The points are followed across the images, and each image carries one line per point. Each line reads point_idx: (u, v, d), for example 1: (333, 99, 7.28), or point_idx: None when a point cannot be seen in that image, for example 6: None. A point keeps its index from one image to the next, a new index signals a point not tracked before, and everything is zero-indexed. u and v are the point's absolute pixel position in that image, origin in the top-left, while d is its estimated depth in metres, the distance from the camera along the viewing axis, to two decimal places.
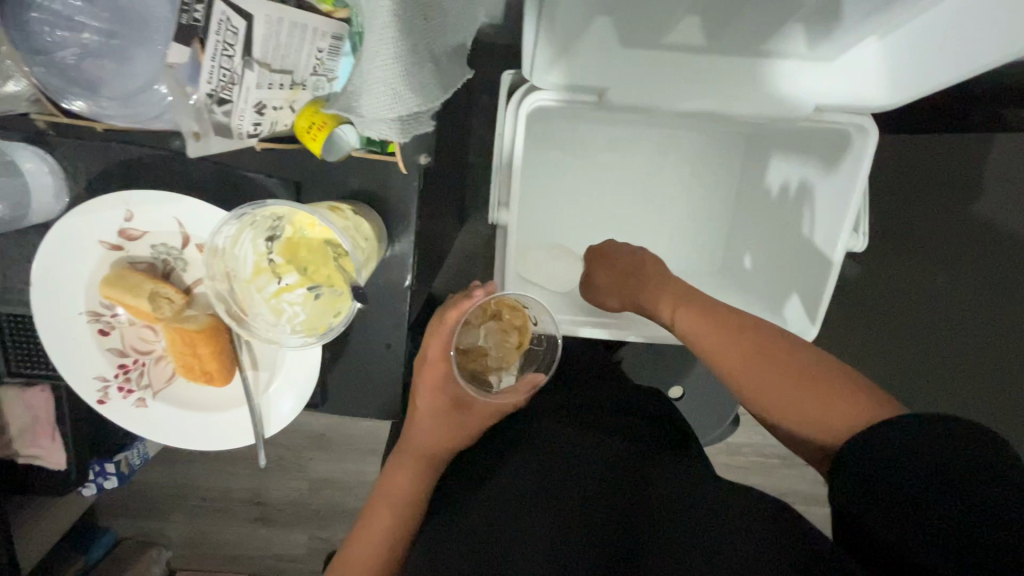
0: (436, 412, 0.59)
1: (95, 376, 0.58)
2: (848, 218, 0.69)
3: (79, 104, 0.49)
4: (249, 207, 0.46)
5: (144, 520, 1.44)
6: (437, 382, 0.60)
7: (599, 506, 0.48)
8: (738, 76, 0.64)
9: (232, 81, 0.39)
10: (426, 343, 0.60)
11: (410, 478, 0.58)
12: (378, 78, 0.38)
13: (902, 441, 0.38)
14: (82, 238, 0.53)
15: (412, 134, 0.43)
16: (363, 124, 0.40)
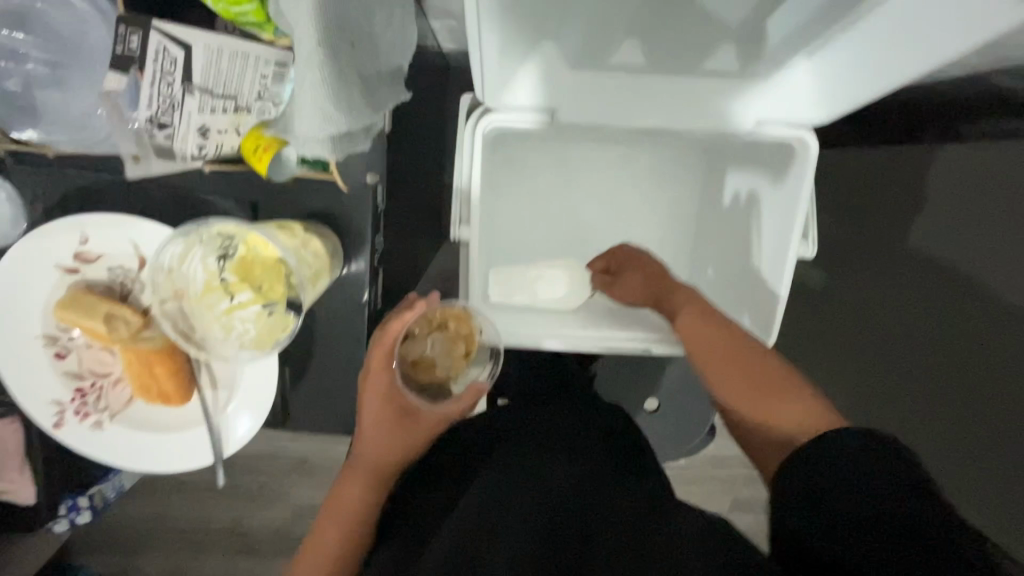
0: (383, 420, 0.58)
1: (51, 400, 0.58)
2: (796, 225, 0.71)
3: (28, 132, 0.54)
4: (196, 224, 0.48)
5: (119, 557, 1.41)
6: (382, 392, 0.58)
7: (547, 504, 0.46)
8: (679, 94, 0.68)
9: (172, 107, 0.43)
10: (369, 350, 0.58)
11: (360, 492, 0.57)
12: (309, 101, 0.41)
13: (837, 455, 0.39)
14: (37, 264, 0.54)
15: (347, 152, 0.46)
16: (298, 144, 0.43)
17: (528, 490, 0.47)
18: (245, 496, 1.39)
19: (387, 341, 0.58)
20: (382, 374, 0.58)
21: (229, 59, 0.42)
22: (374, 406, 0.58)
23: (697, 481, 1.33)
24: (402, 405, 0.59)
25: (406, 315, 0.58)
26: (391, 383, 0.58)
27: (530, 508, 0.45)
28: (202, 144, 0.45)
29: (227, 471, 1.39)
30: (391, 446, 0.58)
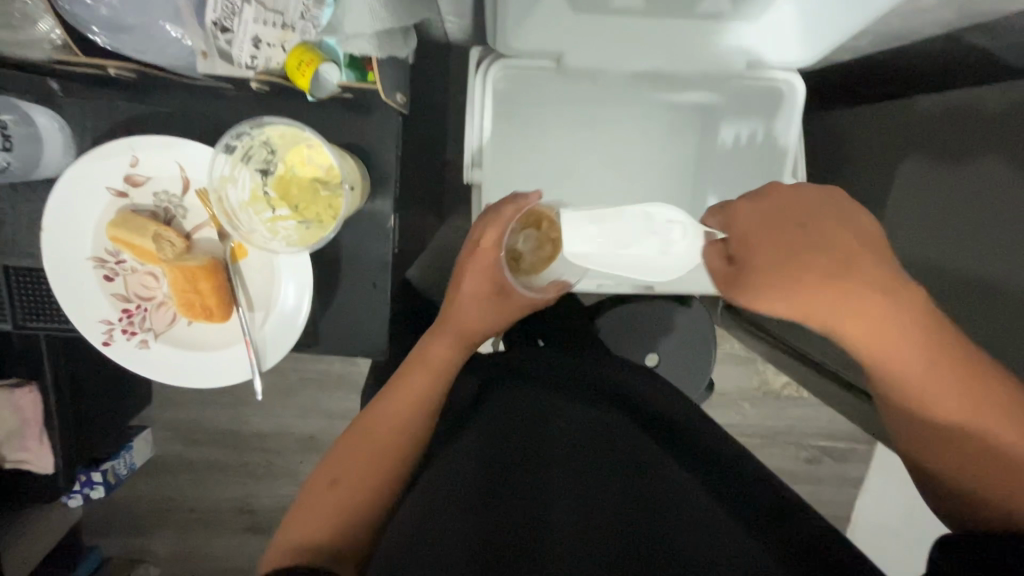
0: (483, 294, 0.68)
1: (101, 319, 0.62)
2: (789, 160, 0.79)
3: None
4: (247, 126, 0.54)
5: (132, 537, 1.45)
6: (485, 270, 0.68)
7: (629, 490, 0.53)
8: (676, 38, 0.73)
9: (233, 12, 0.45)
10: (485, 229, 0.67)
11: (448, 351, 0.66)
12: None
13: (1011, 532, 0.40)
14: (91, 186, 0.58)
15: (388, 54, 0.54)
16: (347, 41, 0.51)
17: (602, 453, 0.57)
18: (254, 474, 1.43)
19: (500, 225, 0.67)
20: (491, 251, 0.67)
21: None
22: (476, 278, 0.68)
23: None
24: (502, 283, 0.69)
25: (522, 203, 0.67)
26: (496, 261, 0.68)
27: (613, 489, 0.53)
28: (255, 54, 0.47)
29: (236, 449, 1.42)
30: (483, 318, 0.69)
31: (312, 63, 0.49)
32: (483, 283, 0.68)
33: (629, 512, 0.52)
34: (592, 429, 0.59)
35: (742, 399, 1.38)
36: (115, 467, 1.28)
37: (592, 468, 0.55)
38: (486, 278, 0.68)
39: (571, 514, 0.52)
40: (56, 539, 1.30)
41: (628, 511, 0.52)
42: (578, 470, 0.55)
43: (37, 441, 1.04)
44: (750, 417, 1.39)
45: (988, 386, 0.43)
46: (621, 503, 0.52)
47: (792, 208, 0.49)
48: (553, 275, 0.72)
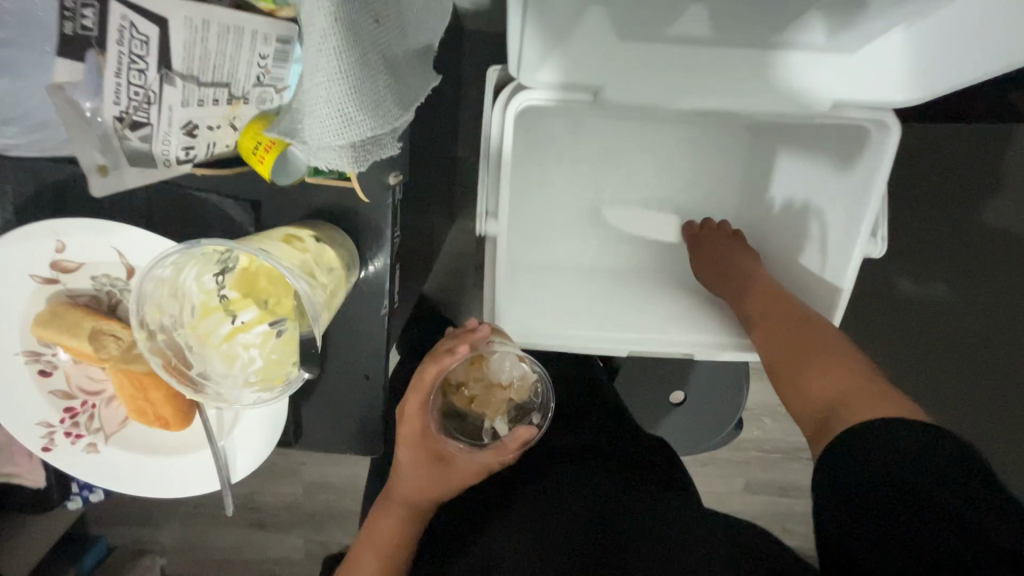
0: (420, 462, 0.59)
1: (39, 421, 0.52)
2: (866, 222, 0.63)
3: None
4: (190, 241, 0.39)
5: (137, 528, 1.39)
6: (416, 437, 0.59)
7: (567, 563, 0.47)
8: (746, 72, 0.58)
9: (148, 101, 0.32)
10: (406, 396, 0.60)
11: (393, 527, 0.58)
12: (321, 97, 0.31)
13: (901, 449, 0.38)
14: (11, 272, 0.47)
15: (366, 163, 0.36)
16: (307, 152, 0.33)
17: (558, 524, 0.51)
18: (258, 472, 1.36)
19: (422, 390, 0.59)
20: (417, 418, 0.59)
21: (221, 34, 0.32)
22: (409, 451, 0.59)
23: (714, 463, 1.28)
24: (437, 450, 0.59)
25: (445, 361, 0.58)
26: (428, 426, 0.60)
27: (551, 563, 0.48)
28: (190, 145, 0.35)
29: None
30: (425, 489, 0.59)
31: (274, 145, 0.36)
32: (417, 453, 0.59)
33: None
34: (554, 504, 0.54)
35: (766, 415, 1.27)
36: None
37: (546, 539, 0.50)
38: (419, 447, 0.59)
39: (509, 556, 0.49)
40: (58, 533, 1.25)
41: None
42: (535, 543, 0.50)
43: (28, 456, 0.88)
44: (772, 432, 1.26)
45: (834, 358, 0.51)
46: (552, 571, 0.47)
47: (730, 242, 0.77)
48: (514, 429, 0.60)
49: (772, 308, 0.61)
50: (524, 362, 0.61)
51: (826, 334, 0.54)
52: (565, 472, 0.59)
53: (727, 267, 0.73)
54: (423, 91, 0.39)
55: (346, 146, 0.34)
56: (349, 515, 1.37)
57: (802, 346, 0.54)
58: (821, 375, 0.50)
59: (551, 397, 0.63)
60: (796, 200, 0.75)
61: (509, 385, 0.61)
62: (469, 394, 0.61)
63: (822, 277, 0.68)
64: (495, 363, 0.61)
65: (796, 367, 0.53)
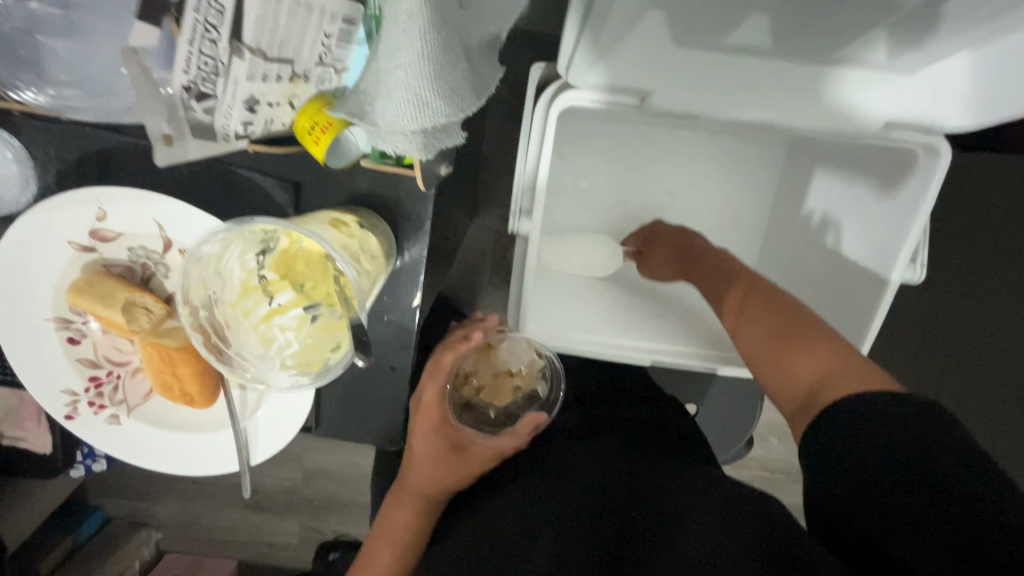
0: (435, 451, 0.59)
1: (64, 389, 0.52)
2: (908, 244, 0.62)
3: (31, 94, 0.43)
4: (234, 223, 0.38)
5: (134, 502, 1.39)
6: (432, 427, 0.60)
7: (608, 495, 0.48)
8: (797, 87, 0.57)
9: (217, 72, 0.31)
10: (421, 385, 0.61)
11: (408, 520, 0.58)
12: (401, 81, 0.31)
13: (863, 411, 0.38)
14: (48, 238, 0.46)
15: (433, 150, 0.35)
16: (377, 135, 0.33)
17: (561, 485, 0.51)
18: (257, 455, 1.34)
19: (440, 377, 0.62)
20: (436, 406, 0.61)
21: (292, 9, 0.30)
22: (425, 439, 0.60)
23: None
24: (453, 437, 0.60)
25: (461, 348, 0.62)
26: (445, 413, 0.61)
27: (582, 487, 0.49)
28: (249, 119, 0.34)
29: None
30: (440, 480, 0.59)
31: (330, 125, 0.35)
32: (435, 441, 0.60)
33: (605, 497, 0.47)
34: (560, 468, 0.53)
35: (776, 434, 1.23)
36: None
37: (548, 499, 0.49)
38: (436, 435, 0.60)
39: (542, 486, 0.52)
40: (57, 501, 1.24)
41: (593, 504, 0.47)
42: (536, 505, 0.49)
43: (34, 422, 0.89)
44: (782, 454, 1.23)
45: (791, 320, 0.47)
46: (588, 496, 0.48)
47: (672, 238, 0.75)
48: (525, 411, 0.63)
49: (739, 284, 0.57)
50: (533, 350, 0.68)
51: (787, 309, 0.48)
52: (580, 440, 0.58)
53: (664, 251, 0.75)
54: (491, 85, 0.38)
55: (417, 133, 0.33)
56: (346, 502, 1.36)
57: (773, 322, 0.48)
58: (807, 351, 0.44)
59: (559, 378, 0.69)
60: (831, 216, 0.73)
61: (517, 371, 0.69)
62: (478, 382, 0.68)
63: (854, 299, 0.67)
64: (504, 352, 0.69)
65: (766, 328, 0.48)
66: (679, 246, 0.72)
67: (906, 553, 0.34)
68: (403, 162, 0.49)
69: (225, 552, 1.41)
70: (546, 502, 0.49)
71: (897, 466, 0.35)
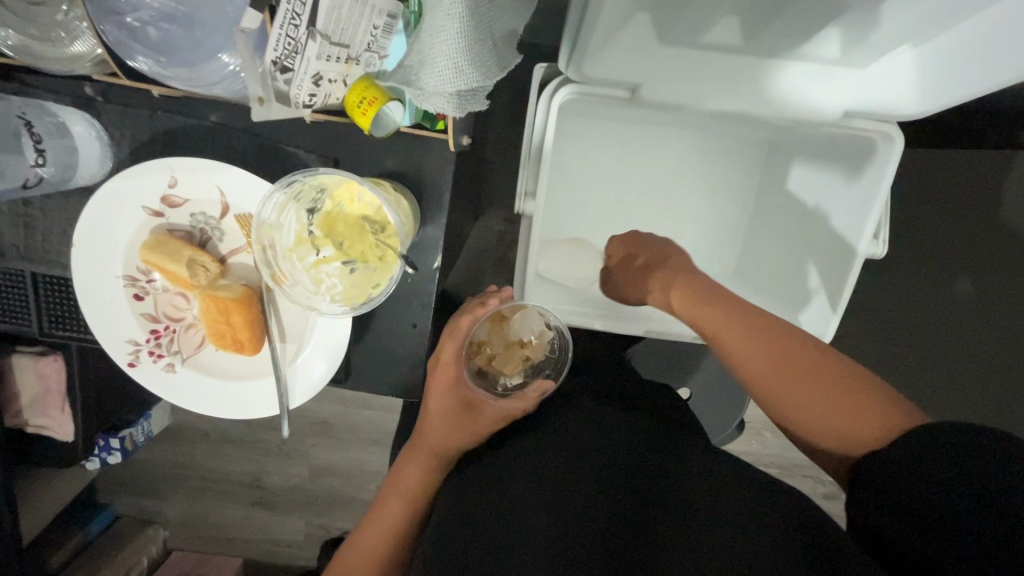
0: (449, 411, 0.63)
1: (127, 339, 0.59)
2: (870, 222, 0.70)
3: (141, 62, 0.49)
4: (298, 175, 0.47)
5: (145, 498, 1.44)
6: (447, 387, 0.63)
7: (621, 481, 0.52)
8: (767, 81, 0.65)
9: (296, 51, 0.39)
10: (441, 344, 0.64)
11: (419, 472, 0.62)
12: (443, 53, 0.39)
13: (908, 454, 0.41)
14: (125, 204, 0.54)
15: (465, 112, 0.43)
16: (421, 97, 0.41)
17: (574, 473, 0.54)
18: (265, 451, 1.40)
19: (458, 339, 0.65)
20: (453, 365, 0.64)
21: (354, 3, 0.39)
22: (441, 396, 0.63)
23: None
24: (467, 397, 0.63)
25: (479, 311, 0.66)
26: (460, 374, 0.64)
27: (603, 485, 0.52)
28: (314, 92, 0.42)
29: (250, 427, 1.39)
30: (453, 438, 0.62)
31: (375, 101, 0.43)
32: (450, 400, 0.63)
33: (624, 488, 0.52)
34: (570, 451, 0.56)
35: (763, 428, 1.29)
36: (132, 435, 1.20)
37: (569, 489, 0.52)
38: (450, 393, 0.63)
39: (559, 470, 0.54)
40: (71, 495, 1.29)
41: (613, 499, 0.51)
42: (554, 494, 0.52)
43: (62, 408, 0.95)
44: (768, 446, 1.30)
45: (817, 374, 0.50)
46: (607, 491, 0.52)
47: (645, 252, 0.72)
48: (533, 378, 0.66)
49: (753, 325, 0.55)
50: (544, 321, 0.72)
51: (811, 368, 0.51)
52: (570, 408, 0.64)
53: (632, 267, 0.73)
54: (511, 64, 0.46)
55: (454, 95, 0.41)
56: (350, 499, 1.42)
57: (798, 372, 0.51)
58: (848, 414, 0.47)
59: (566, 351, 0.71)
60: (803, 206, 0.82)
61: (528, 342, 0.72)
62: (491, 351, 0.71)
63: (828, 273, 0.75)
64: (517, 323, 0.72)
65: (792, 380, 0.51)
66: (653, 265, 0.70)
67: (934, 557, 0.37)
68: (435, 125, 0.57)
69: (231, 549, 1.46)
70: (567, 493, 0.52)
71: (945, 490, 0.38)
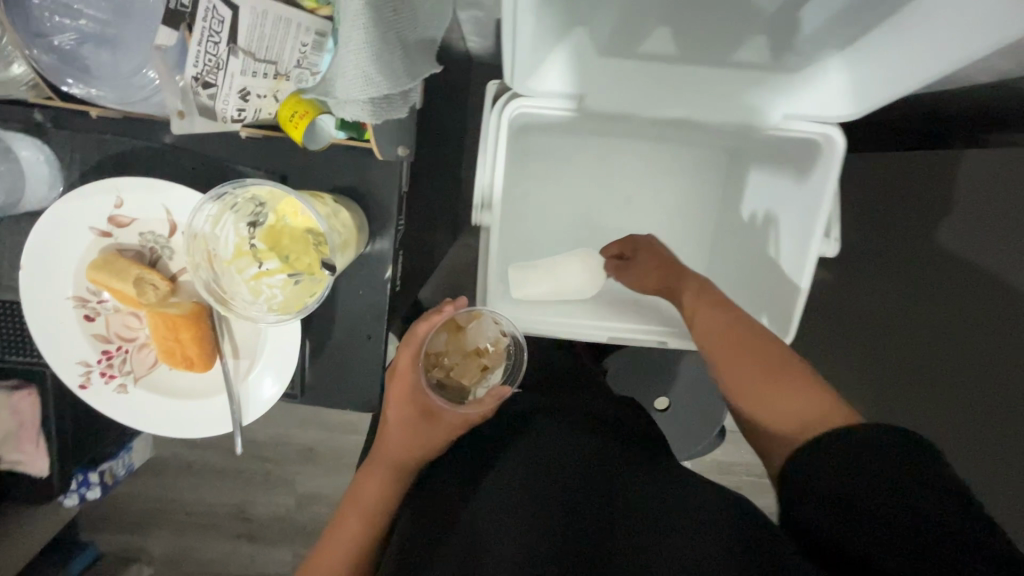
0: (408, 420, 0.61)
1: (78, 361, 0.59)
2: (820, 221, 0.71)
3: (76, 86, 0.53)
4: (230, 185, 0.48)
5: (128, 535, 1.41)
6: (404, 394, 0.62)
7: (586, 483, 0.52)
8: (706, 88, 0.68)
9: (217, 66, 0.41)
10: (396, 351, 0.64)
11: (379, 486, 0.60)
12: (352, 63, 0.41)
13: (845, 450, 0.42)
14: (73, 225, 0.55)
15: (383, 118, 0.45)
16: (337, 105, 0.43)
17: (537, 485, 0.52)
18: (251, 481, 1.38)
19: (414, 347, 0.64)
20: (409, 373, 0.63)
21: (275, 23, 0.41)
22: (399, 405, 0.61)
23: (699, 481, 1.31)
24: (424, 404, 0.62)
25: (434, 318, 0.64)
26: (417, 381, 0.63)
27: (566, 484, 0.52)
28: (242, 106, 0.43)
29: (234, 457, 1.37)
30: (413, 447, 0.61)
31: (305, 114, 0.44)
32: (408, 408, 0.61)
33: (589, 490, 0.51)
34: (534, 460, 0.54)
35: None
36: (112, 470, 1.21)
37: (535, 490, 0.51)
38: (407, 402, 0.62)
39: (523, 472, 0.53)
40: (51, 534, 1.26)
41: (579, 495, 0.50)
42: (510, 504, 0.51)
43: (34, 442, 0.94)
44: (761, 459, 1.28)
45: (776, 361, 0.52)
46: (574, 487, 0.51)
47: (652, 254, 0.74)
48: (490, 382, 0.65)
49: (719, 319, 0.58)
50: (499, 327, 0.71)
51: (765, 354, 0.53)
52: (536, 420, 0.62)
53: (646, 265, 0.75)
54: (430, 69, 0.47)
55: (367, 102, 0.43)
56: None
57: (763, 358, 0.52)
58: (796, 400, 0.49)
59: (521, 358, 0.71)
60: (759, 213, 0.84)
61: (485, 350, 0.71)
62: (448, 363, 0.69)
63: (783, 277, 0.76)
64: (473, 332, 0.71)
65: (752, 369, 0.52)
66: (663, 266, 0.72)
67: (885, 557, 0.38)
68: (365, 137, 0.58)
69: None
70: (532, 496, 0.51)
71: (885, 487, 0.40)
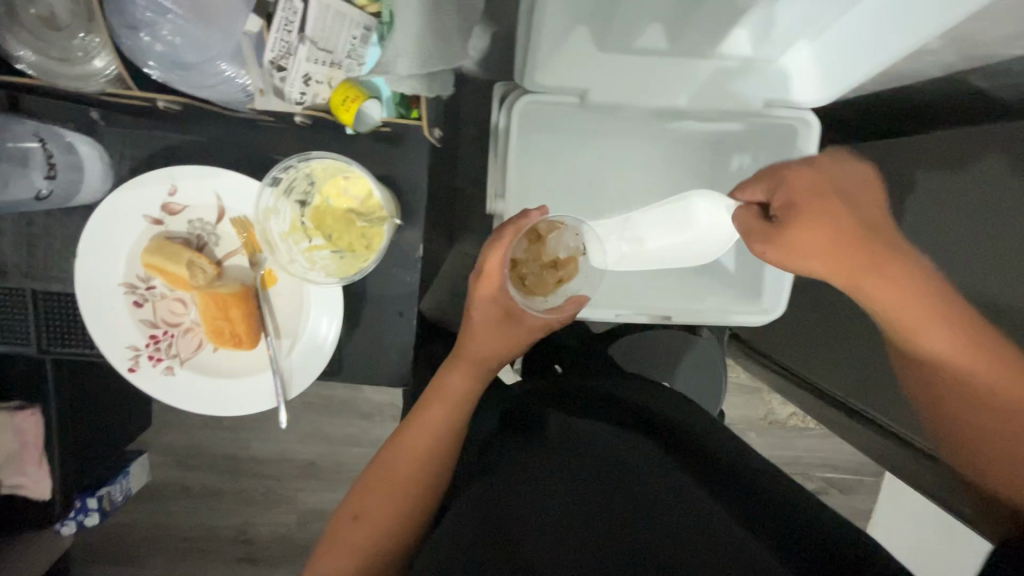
0: (492, 318, 0.66)
1: (128, 345, 0.61)
2: None
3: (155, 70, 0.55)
4: (294, 160, 0.55)
5: (123, 566, 1.34)
6: (491, 296, 0.66)
7: (651, 529, 0.46)
8: (694, 76, 0.75)
9: (288, 52, 0.47)
10: (484, 255, 0.65)
11: (461, 384, 0.64)
12: (411, 42, 0.48)
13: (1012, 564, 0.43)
14: (128, 214, 0.60)
15: (430, 93, 0.53)
16: (395, 81, 0.50)
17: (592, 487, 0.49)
18: (253, 501, 1.34)
19: (502, 252, 0.64)
20: (495, 276, 0.65)
21: (335, 16, 0.48)
22: (486, 304, 0.66)
23: None
24: (508, 306, 0.66)
25: (521, 223, 0.64)
26: (502, 285, 0.66)
27: (629, 536, 0.45)
28: (304, 90, 0.50)
29: (235, 476, 1.32)
30: (497, 342, 0.66)
31: (356, 99, 0.50)
32: (493, 308, 0.66)
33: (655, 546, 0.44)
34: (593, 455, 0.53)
35: (749, 429, 1.32)
36: (111, 493, 1.18)
37: (593, 536, 0.45)
38: (492, 302, 0.66)
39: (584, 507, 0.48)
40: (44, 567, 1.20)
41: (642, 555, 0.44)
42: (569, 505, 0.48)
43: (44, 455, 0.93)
44: (756, 448, 1.32)
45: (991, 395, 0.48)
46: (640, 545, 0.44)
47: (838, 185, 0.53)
48: (569, 291, 0.68)
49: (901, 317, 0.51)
50: (580, 238, 0.69)
51: (960, 357, 0.49)
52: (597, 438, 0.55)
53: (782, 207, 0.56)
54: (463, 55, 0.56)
55: (420, 78, 0.51)
56: None
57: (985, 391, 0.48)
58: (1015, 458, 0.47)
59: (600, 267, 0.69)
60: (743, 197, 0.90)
61: (563, 259, 0.69)
62: (525, 271, 0.68)
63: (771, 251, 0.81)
64: (553, 242, 0.68)
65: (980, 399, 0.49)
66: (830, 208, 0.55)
67: None
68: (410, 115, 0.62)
69: None
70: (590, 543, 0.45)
71: None
